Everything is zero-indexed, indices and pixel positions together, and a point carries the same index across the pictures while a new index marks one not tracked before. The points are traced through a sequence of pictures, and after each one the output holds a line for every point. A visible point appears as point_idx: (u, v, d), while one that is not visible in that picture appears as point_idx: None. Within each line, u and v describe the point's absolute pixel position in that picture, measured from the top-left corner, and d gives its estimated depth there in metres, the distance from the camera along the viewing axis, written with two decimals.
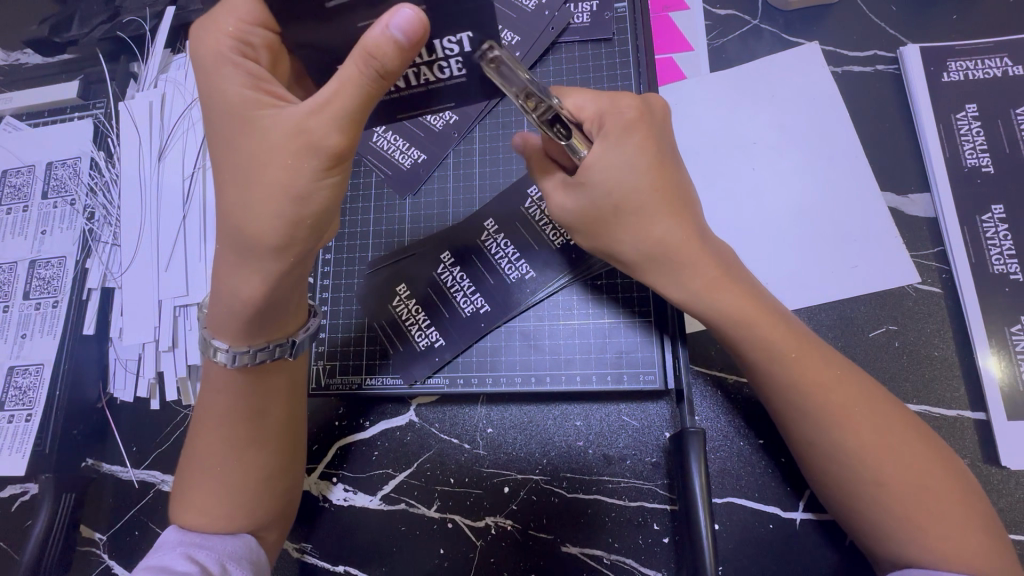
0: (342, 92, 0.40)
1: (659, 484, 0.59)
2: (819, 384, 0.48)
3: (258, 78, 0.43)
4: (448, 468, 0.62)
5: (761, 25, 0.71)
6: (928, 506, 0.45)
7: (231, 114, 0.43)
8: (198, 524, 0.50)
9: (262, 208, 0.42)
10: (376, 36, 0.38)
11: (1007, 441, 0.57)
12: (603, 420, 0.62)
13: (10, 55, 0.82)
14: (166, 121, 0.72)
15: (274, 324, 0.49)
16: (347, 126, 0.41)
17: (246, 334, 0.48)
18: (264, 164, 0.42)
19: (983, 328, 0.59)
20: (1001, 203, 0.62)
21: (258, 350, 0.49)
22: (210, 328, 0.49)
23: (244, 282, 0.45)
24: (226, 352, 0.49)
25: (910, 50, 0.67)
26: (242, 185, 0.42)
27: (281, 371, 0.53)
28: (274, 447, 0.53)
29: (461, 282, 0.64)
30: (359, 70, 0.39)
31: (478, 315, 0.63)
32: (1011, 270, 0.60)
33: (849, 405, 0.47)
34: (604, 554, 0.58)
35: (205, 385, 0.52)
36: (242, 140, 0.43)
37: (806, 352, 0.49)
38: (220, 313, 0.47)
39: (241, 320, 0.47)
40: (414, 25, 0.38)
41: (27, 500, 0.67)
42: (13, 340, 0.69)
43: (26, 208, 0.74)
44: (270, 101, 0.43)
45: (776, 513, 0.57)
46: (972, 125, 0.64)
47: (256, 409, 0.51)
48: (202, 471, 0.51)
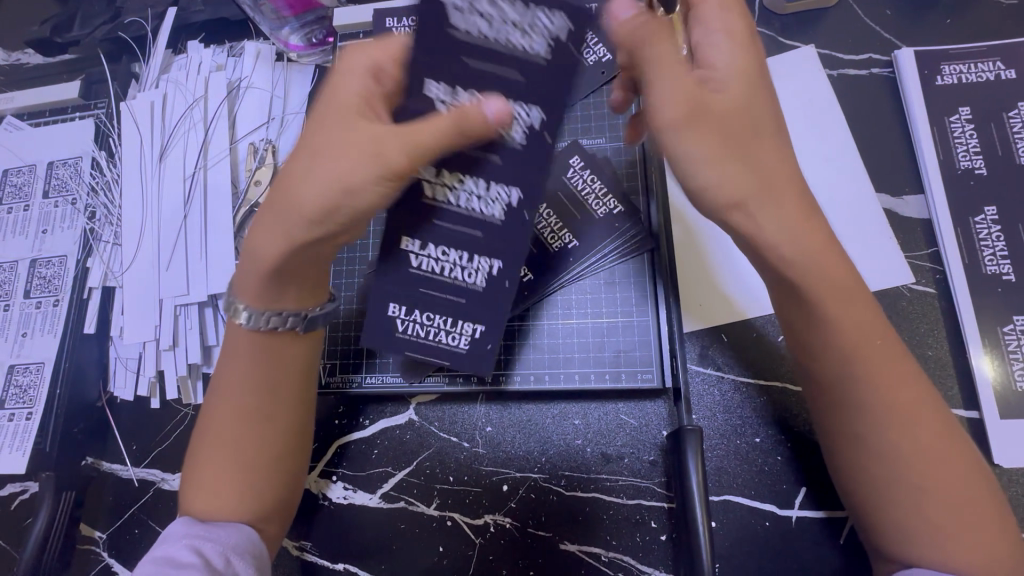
0: (425, 132, 0.44)
1: (657, 482, 0.60)
2: (886, 379, 0.45)
3: (374, 94, 0.48)
4: (448, 466, 0.63)
5: (757, 28, 0.72)
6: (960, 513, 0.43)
7: (342, 110, 0.47)
8: (203, 509, 0.49)
9: (313, 185, 0.46)
10: (472, 112, 0.44)
11: (1000, 440, 0.57)
12: (601, 418, 0.62)
13: (10, 55, 0.82)
14: (168, 121, 0.73)
15: (295, 291, 0.52)
16: (417, 159, 0.45)
17: (263, 297, 0.51)
18: (337, 158, 0.46)
19: (977, 328, 0.60)
20: (994, 204, 0.63)
21: (274, 316, 0.51)
22: (234, 287, 0.52)
23: (269, 243, 0.48)
24: (245, 311, 0.51)
25: (904, 54, 0.68)
26: (309, 165, 0.47)
27: (296, 344, 0.53)
28: (282, 431, 0.52)
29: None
30: (444, 122, 0.44)
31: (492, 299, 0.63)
32: (1004, 271, 0.61)
33: (910, 397, 0.45)
34: (602, 552, 0.59)
35: (221, 365, 0.53)
36: (334, 126, 0.47)
37: (883, 346, 0.45)
38: (248, 268, 0.50)
39: (259, 280, 0.50)
40: (503, 116, 0.44)
41: (27, 498, 0.67)
42: (14, 339, 0.69)
43: (27, 208, 0.74)
44: (368, 113, 0.47)
45: (772, 511, 0.58)
46: (965, 128, 0.65)
47: (268, 387, 0.52)
48: (208, 456, 0.50)
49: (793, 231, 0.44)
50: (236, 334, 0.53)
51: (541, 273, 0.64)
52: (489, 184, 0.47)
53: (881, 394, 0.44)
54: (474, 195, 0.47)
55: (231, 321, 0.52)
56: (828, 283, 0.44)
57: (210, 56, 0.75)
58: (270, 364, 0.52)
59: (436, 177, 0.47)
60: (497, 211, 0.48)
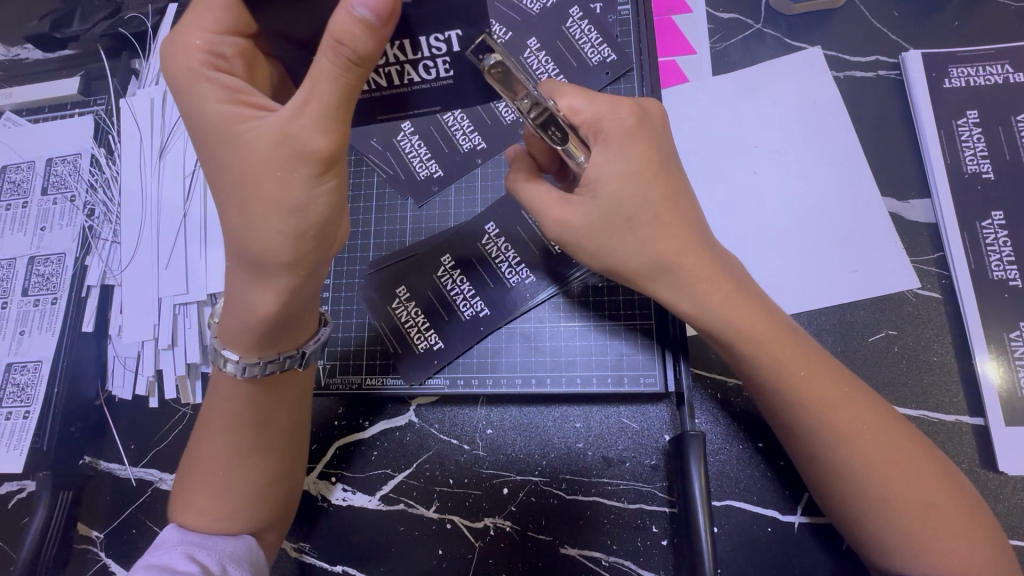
0: (319, 91, 0.39)
1: (659, 486, 0.59)
2: (827, 399, 0.48)
3: (235, 91, 0.43)
4: (448, 469, 0.62)
5: (764, 29, 0.71)
6: (927, 515, 0.46)
7: (212, 130, 0.42)
8: (196, 525, 0.50)
9: (265, 227, 0.41)
10: (343, 22, 0.36)
11: (1004, 447, 0.57)
12: (602, 421, 0.62)
13: (10, 50, 0.82)
14: (168, 119, 0.72)
15: (287, 334, 0.49)
16: (334, 124, 0.39)
17: (258, 345, 0.48)
18: (257, 181, 0.41)
19: (982, 333, 0.60)
20: (1002, 209, 0.62)
21: (269, 360, 0.50)
22: (221, 338, 0.49)
23: (260, 300, 0.45)
24: (236, 362, 0.49)
25: (911, 56, 0.67)
26: (241, 206, 0.42)
27: (293, 383, 0.53)
28: (277, 455, 0.53)
29: (462, 288, 0.64)
30: (331, 64, 0.38)
31: (478, 318, 0.64)
32: (1010, 276, 0.60)
33: (852, 413, 0.48)
34: (603, 556, 0.58)
35: (213, 391, 0.52)
36: (234, 155, 0.42)
37: (817, 368, 0.49)
38: (235, 323, 0.47)
39: (255, 333, 0.47)
40: (382, 4, 0.36)
41: (24, 498, 0.66)
42: (11, 337, 0.69)
43: (25, 204, 0.74)
44: (250, 112, 0.42)
45: (775, 516, 0.57)
46: (972, 132, 0.64)
47: (261, 418, 0.51)
48: (203, 478, 0.51)
49: (699, 292, 0.50)
50: (224, 381, 0.51)
51: (543, 278, 0.64)
52: (414, 43, 0.41)
53: (827, 421, 0.47)
54: (406, 64, 0.43)
55: (221, 370, 0.50)
56: (747, 327, 0.49)
57: None
58: (270, 396, 0.51)
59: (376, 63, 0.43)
60: (443, 70, 0.44)
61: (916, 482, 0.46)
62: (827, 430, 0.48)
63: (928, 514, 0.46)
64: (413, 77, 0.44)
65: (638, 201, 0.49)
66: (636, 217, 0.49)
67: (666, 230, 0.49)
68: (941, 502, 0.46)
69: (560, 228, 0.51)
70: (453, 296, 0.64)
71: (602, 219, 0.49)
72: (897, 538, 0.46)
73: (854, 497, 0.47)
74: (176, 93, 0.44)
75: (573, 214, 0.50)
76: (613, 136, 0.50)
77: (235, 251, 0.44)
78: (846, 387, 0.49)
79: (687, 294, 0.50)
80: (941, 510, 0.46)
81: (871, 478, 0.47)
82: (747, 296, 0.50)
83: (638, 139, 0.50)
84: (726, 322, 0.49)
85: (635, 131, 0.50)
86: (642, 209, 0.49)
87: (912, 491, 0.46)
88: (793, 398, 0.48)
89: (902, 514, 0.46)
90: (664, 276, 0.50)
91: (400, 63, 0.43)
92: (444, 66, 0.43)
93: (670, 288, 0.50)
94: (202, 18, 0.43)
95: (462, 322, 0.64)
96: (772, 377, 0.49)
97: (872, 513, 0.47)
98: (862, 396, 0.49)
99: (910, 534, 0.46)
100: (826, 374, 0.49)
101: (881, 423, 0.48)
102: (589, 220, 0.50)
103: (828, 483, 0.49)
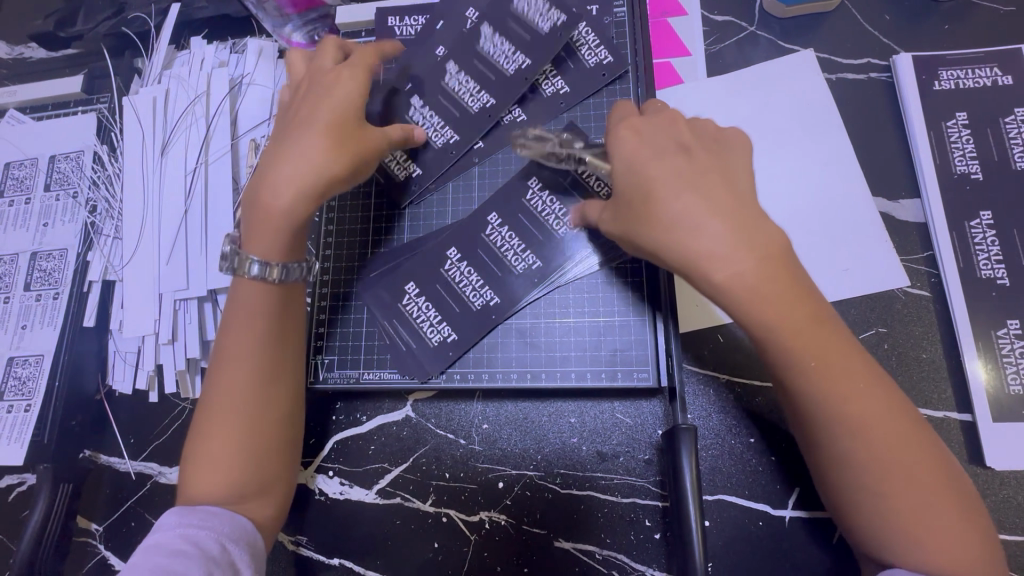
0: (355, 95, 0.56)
1: (652, 481, 0.60)
2: (835, 391, 0.44)
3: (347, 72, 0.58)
4: (444, 463, 0.63)
5: (758, 32, 0.72)
6: (920, 514, 0.44)
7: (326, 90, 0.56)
8: (207, 496, 0.50)
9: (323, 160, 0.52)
10: (365, 80, 0.57)
11: (992, 443, 0.58)
12: (597, 417, 0.63)
13: (14, 49, 0.83)
14: (170, 117, 0.73)
15: (304, 241, 0.55)
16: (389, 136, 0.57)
17: (284, 250, 0.53)
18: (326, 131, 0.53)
19: (971, 330, 0.60)
20: (990, 209, 0.63)
21: (289, 266, 0.53)
22: (247, 241, 0.53)
23: (276, 197, 0.52)
24: (259, 262, 0.52)
25: (902, 58, 0.68)
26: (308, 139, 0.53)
27: (296, 301, 0.56)
28: (292, 394, 0.55)
29: (469, 276, 0.64)
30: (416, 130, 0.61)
31: (491, 307, 0.64)
32: (998, 275, 0.61)
33: (873, 408, 0.44)
34: (596, 549, 0.59)
35: (227, 320, 0.54)
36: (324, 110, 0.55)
37: (846, 364, 0.45)
38: (269, 223, 0.52)
39: (286, 231, 0.53)
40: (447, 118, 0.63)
41: (25, 490, 0.67)
42: (13, 331, 0.70)
43: (28, 201, 0.74)
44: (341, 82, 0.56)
45: (766, 511, 0.58)
46: (961, 133, 0.65)
47: (277, 348, 0.54)
48: (211, 435, 0.51)
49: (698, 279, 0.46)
50: (246, 297, 0.54)
51: (550, 264, 0.64)
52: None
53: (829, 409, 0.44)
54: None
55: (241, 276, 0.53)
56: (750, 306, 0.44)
57: (213, 52, 0.75)
58: (280, 320, 0.54)
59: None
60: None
61: (911, 477, 0.44)
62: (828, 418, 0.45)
63: (920, 514, 0.44)
64: None
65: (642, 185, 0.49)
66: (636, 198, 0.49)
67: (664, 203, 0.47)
68: (935, 500, 0.44)
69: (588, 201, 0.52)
70: (462, 287, 0.64)
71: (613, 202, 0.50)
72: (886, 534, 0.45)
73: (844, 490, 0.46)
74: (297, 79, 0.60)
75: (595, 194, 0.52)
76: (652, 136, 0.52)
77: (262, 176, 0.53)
78: (860, 377, 0.45)
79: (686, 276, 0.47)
80: (939, 511, 0.44)
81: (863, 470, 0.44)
82: (772, 265, 0.45)
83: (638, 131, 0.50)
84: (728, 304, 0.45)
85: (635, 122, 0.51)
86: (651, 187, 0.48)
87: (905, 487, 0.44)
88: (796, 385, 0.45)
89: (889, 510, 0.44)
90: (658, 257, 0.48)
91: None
92: None
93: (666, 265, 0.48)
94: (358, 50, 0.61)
95: (476, 313, 0.64)
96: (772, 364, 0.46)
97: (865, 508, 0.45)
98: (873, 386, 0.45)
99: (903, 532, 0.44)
100: (841, 360, 0.45)
101: (887, 414, 0.44)
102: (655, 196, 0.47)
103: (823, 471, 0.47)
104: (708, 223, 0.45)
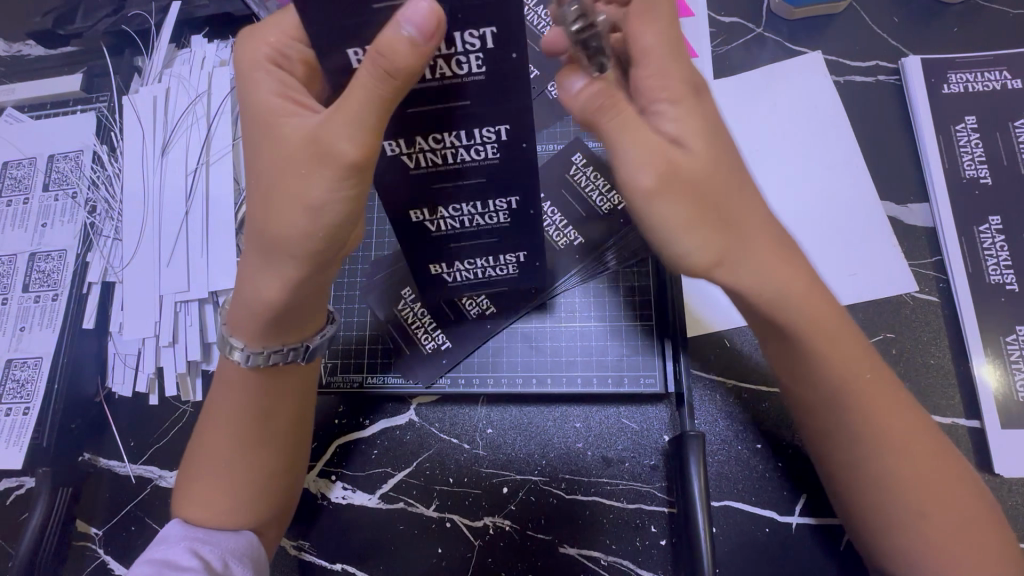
0: (353, 98, 0.36)
1: (658, 487, 0.60)
2: (876, 411, 0.46)
3: (286, 86, 0.42)
4: (448, 468, 0.62)
5: (765, 33, 0.72)
6: (954, 528, 0.45)
7: (259, 120, 0.42)
8: (199, 520, 0.51)
9: (286, 216, 0.42)
10: (389, 36, 0.33)
11: (1001, 450, 0.57)
12: (602, 421, 0.62)
13: (11, 46, 0.82)
14: (171, 116, 0.72)
15: (294, 328, 0.50)
16: (364, 138, 0.38)
17: (263, 335, 0.49)
18: (287, 173, 0.41)
19: (980, 336, 0.60)
20: (999, 214, 0.63)
21: (273, 352, 0.50)
22: (228, 326, 0.50)
23: (260, 282, 0.45)
24: (242, 351, 0.50)
25: (910, 62, 0.68)
26: (269, 194, 0.42)
27: (295, 374, 0.53)
28: (282, 449, 0.53)
29: (476, 261, 0.55)
30: (370, 75, 0.35)
31: (526, 259, 0.56)
32: (1007, 281, 0.61)
33: (900, 423, 0.46)
34: (601, 555, 0.59)
35: (219, 382, 0.53)
36: (265, 148, 0.42)
37: (872, 373, 0.47)
38: (241, 314, 0.48)
39: (259, 322, 0.47)
40: (432, 21, 0.33)
41: (23, 494, 0.66)
42: (11, 333, 0.69)
43: (27, 201, 0.74)
44: (293, 109, 0.42)
45: (773, 517, 0.58)
46: (971, 137, 0.65)
47: (265, 410, 0.51)
48: (206, 476, 0.51)
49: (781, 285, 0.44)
50: (231, 372, 0.51)
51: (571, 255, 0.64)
52: (470, 132, 0.40)
53: (877, 430, 0.45)
54: (459, 147, 0.42)
55: (228, 359, 0.51)
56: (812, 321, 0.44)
57: (214, 50, 0.74)
58: (270, 386, 0.51)
59: (411, 145, 0.42)
60: (492, 151, 0.43)
61: (946, 494, 0.45)
62: (876, 441, 0.46)
63: (956, 528, 0.45)
64: (464, 157, 0.43)
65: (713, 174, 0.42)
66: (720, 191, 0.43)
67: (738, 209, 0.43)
68: (967, 513, 0.46)
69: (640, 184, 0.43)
70: (483, 274, 0.58)
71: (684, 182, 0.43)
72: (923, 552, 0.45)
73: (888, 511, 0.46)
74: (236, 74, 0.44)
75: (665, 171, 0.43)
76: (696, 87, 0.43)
77: (252, 236, 0.45)
78: (895, 398, 0.47)
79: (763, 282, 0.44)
80: (951, 492, 0.46)
81: (906, 490, 0.45)
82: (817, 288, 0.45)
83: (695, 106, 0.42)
84: (797, 311, 0.44)
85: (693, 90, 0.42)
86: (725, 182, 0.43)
87: (944, 504, 0.45)
88: (848, 403, 0.46)
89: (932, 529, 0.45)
90: (733, 261, 0.43)
91: (453, 146, 0.42)
92: (492, 149, 0.43)
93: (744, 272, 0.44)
94: (282, 23, 0.43)
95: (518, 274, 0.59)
96: (836, 384, 0.46)
97: (905, 527, 0.46)
98: (908, 411, 0.47)
99: (939, 551, 0.45)
100: (882, 383, 0.47)
101: (924, 439, 0.46)
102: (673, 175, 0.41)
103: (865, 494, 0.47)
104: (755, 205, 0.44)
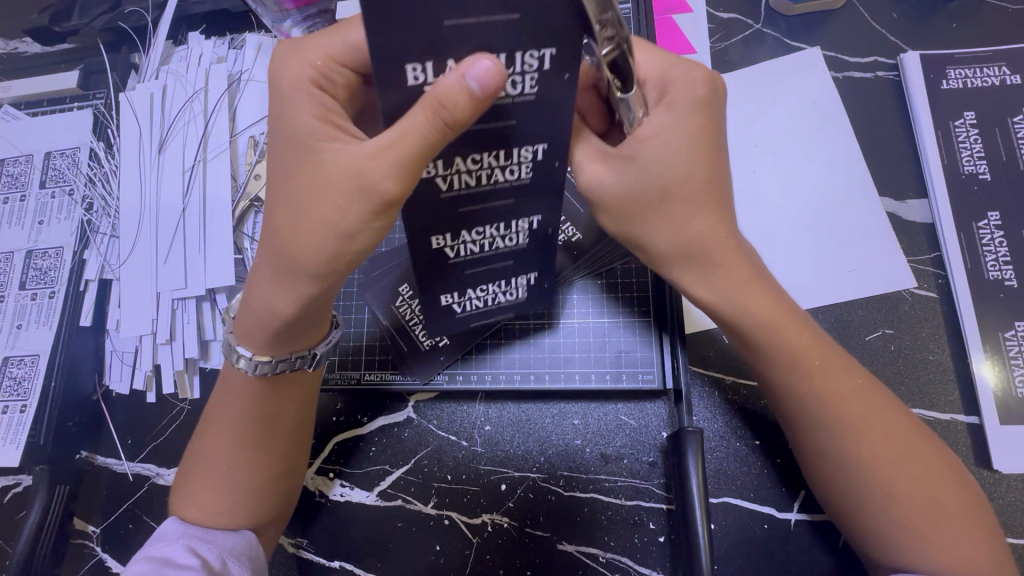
0: (404, 140, 0.36)
1: (656, 483, 0.60)
2: (839, 395, 0.48)
3: (327, 109, 0.42)
4: (446, 465, 0.62)
5: (763, 29, 0.72)
6: (927, 510, 0.46)
7: (297, 146, 0.41)
8: (199, 519, 0.51)
9: (310, 241, 0.41)
10: (450, 85, 0.33)
11: (999, 446, 0.57)
12: (601, 418, 0.62)
13: (8, 43, 0.81)
14: (168, 113, 0.72)
15: (302, 335, 0.50)
16: (407, 175, 0.37)
17: (273, 345, 0.49)
18: (319, 201, 0.40)
19: (978, 332, 0.60)
20: (998, 210, 0.63)
21: (280, 360, 0.50)
22: (235, 334, 0.50)
23: (275, 296, 0.45)
24: (248, 359, 0.49)
25: (909, 57, 0.68)
26: (296, 218, 0.42)
27: (301, 382, 0.53)
28: (284, 452, 0.53)
29: (488, 287, 0.49)
30: (425, 122, 0.35)
31: (537, 281, 0.51)
32: (1006, 277, 0.61)
33: (869, 408, 0.48)
34: (600, 552, 0.59)
35: (222, 384, 0.52)
36: (303, 174, 0.41)
37: (832, 361, 0.49)
38: (252, 324, 0.48)
39: (270, 332, 0.48)
40: (491, 78, 0.33)
41: (20, 492, 0.66)
42: (8, 331, 0.69)
43: (23, 198, 0.73)
44: (335, 134, 0.41)
45: (771, 514, 0.58)
46: (969, 133, 0.65)
47: (269, 414, 0.51)
48: (206, 473, 0.51)
49: (720, 281, 0.47)
50: (234, 377, 0.51)
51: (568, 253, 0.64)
52: (511, 151, 0.38)
53: (840, 413, 0.48)
54: (496, 168, 0.39)
55: (232, 365, 0.51)
56: (764, 316, 0.48)
57: (211, 47, 0.74)
58: (275, 391, 0.51)
59: (447, 166, 0.38)
60: (526, 171, 0.40)
61: (919, 476, 0.47)
62: (841, 424, 0.48)
63: (930, 510, 0.46)
64: (499, 179, 0.40)
65: (675, 176, 0.44)
66: (673, 189, 0.44)
67: (694, 214, 0.45)
68: (943, 498, 0.47)
69: (590, 186, 0.45)
70: (493, 300, 0.51)
71: (633, 187, 0.44)
72: (898, 532, 0.47)
73: (858, 491, 0.48)
74: (272, 92, 0.43)
75: (612, 173, 0.45)
76: (676, 99, 0.44)
77: (267, 251, 0.44)
78: (861, 383, 0.49)
79: (706, 281, 0.48)
80: (925, 473, 0.47)
81: (875, 471, 0.47)
82: (769, 292, 0.49)
83: (701, 110, 0.45)
84: (744, 310, 0.48)
85: (704, 100, 0.45)
86: (682, 184, 0.44)
87: (916, 485, 0.47)
88: (802, 387, 0.49)
89: (906, 509, 0.46)
90: (688, 262, 0.47)
91: (490, 167, 0.39)
92: (527, 167, 0.40)
93: (689, 273, 0.48)
94: (325, 41, 0.42)
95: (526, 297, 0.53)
96: (787, 368, 0.49)
97: (875, 508, 0.47)
98: (875, 395, 0.49)
99: (914, 532, 0.46)
100: (844, 369, 0.49)
101: (892, 420, 0.48)
102: (623, 186, 0.44)
103: (832, 475, 0.49)
104: (693, 211, 0.45)
